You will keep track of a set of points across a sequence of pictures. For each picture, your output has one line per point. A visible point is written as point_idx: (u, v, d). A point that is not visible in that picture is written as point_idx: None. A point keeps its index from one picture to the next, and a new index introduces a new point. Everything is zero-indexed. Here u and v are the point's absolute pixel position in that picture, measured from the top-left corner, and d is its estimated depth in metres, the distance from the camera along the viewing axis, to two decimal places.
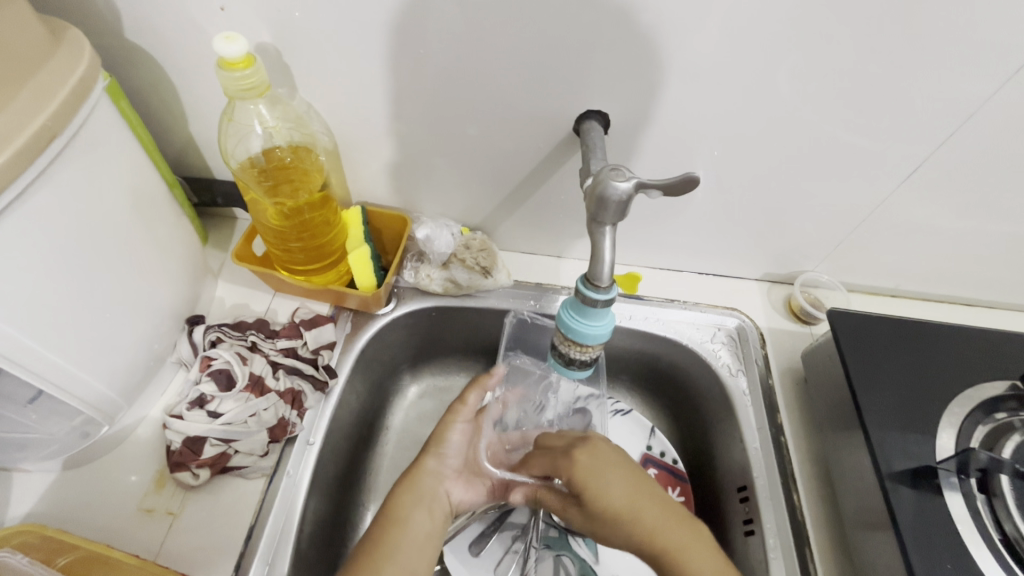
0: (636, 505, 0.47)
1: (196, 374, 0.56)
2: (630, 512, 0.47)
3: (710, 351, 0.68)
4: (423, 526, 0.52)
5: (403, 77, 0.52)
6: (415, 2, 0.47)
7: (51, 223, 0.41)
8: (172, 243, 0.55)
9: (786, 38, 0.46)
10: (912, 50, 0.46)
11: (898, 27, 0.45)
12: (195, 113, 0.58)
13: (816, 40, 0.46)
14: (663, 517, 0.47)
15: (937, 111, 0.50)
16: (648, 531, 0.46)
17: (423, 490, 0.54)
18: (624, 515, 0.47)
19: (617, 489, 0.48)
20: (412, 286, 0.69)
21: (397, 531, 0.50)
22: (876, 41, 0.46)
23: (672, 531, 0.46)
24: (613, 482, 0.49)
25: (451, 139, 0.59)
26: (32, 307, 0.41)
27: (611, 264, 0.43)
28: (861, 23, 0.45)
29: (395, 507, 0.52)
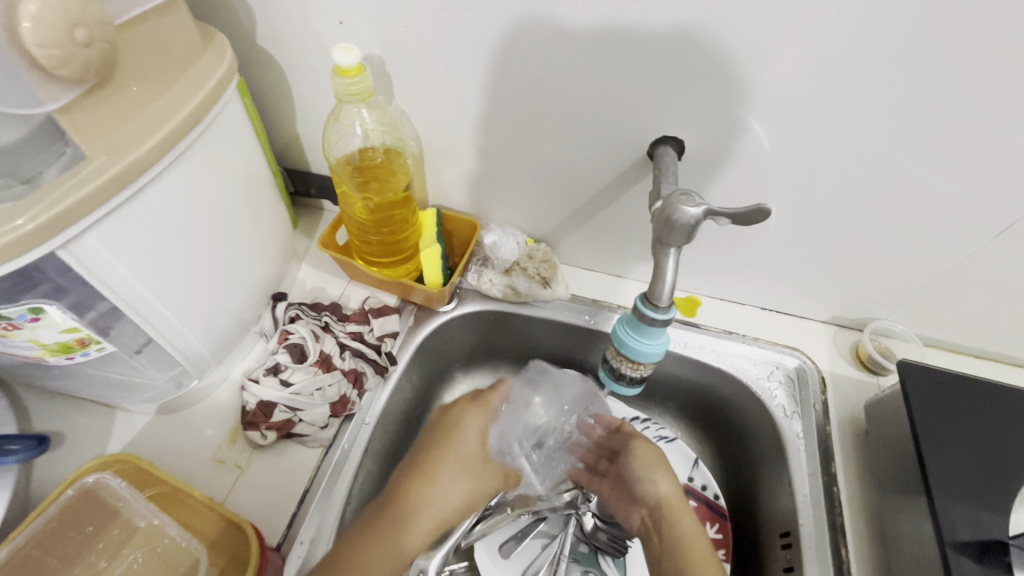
0: (674, 507, 0.55)
1: (275, 345, 0.62)
2: (670, 517, 0.55)
3: (766, 389, 0.67)
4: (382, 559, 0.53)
5: (491, 93, 0.56)
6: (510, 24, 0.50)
7: (179, 195, 0.47)
8: (270, 225, 0.62)
9: (880, 77, 0.46)
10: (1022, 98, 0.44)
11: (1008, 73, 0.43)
12: (302, 113, 0.64)
13: (912, 79, 0.45)
14: (676, 495, 0.57)
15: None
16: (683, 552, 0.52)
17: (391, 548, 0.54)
18: (670, 512, 0.55)
19: (661, 463, 0.59)
20: (474, 288, 0.72)
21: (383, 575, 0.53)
22: (981, 84, 0.44)
23: (685, 516, 0.55)
24: (654, 460, 0.60)
25: (527, 154, 0.62)
26: (155, 271, 0.47)
27: (673, 284, 0.44)
28: (967, 66, 0.43)
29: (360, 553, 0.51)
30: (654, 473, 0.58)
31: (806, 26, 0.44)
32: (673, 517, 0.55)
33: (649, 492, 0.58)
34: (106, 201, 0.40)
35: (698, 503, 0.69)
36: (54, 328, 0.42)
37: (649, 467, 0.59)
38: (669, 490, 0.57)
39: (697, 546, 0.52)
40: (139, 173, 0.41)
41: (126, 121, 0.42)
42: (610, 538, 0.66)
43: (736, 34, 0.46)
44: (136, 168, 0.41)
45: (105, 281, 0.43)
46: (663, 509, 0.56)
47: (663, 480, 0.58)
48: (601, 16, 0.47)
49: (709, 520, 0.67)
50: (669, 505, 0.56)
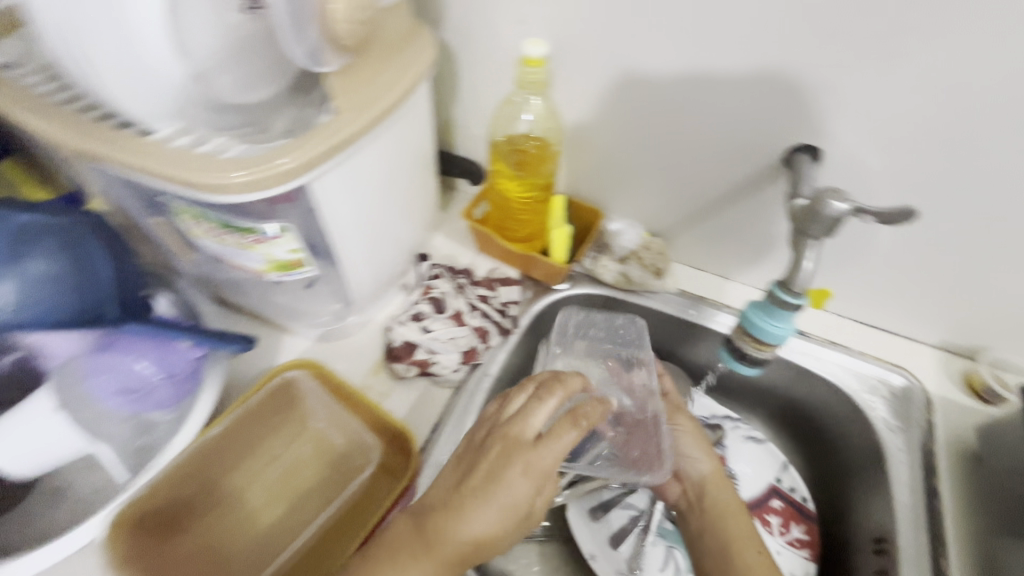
0: (710, 485, 0.64)
1: (417, 296, 0.71)
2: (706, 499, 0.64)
3: (867, 403, 0.68)
4: (482, 543, 0.44)
5: (640, 92, 0.63)
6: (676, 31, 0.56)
7: (378, 152, 0.55)
8: (426, 192, 0.71)
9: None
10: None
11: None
12: (463, 98, 0.73)
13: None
14: (716, 477, 0.65)
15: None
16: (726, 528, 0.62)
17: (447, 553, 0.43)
18: (707, 492, 0.64)
19: (701, 442, 0.66)
20: (586, 273, 0.78)
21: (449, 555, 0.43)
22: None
23: (721, 497, 0.63)
24: (699, 438, 0.66)
25: (664, 152, 0.67)
26: (354, 216, 0.56)
27: (811, 273, 0.49)
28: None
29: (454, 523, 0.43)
30: (698, 454, 0.66)
31: (968, 48, 0.47)
32: (712, 494, 0.64)
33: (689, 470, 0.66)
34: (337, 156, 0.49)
35: (784, 503, 0.71)
36: (284, 246, 0.51)
37: (692, 449, 0.66)
38: (710, 470, 0.65)
39: (733, 523, 0.62)
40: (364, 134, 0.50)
41: (361, 88, 0.50)
42: None
43: (893, 49, 0.50)
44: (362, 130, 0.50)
45: (326, 218, 0.53)
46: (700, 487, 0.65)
47: (705, 460, 0.65)
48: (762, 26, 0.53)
49: (795, 520, 0.70)
50: (710, 487, 0.64)
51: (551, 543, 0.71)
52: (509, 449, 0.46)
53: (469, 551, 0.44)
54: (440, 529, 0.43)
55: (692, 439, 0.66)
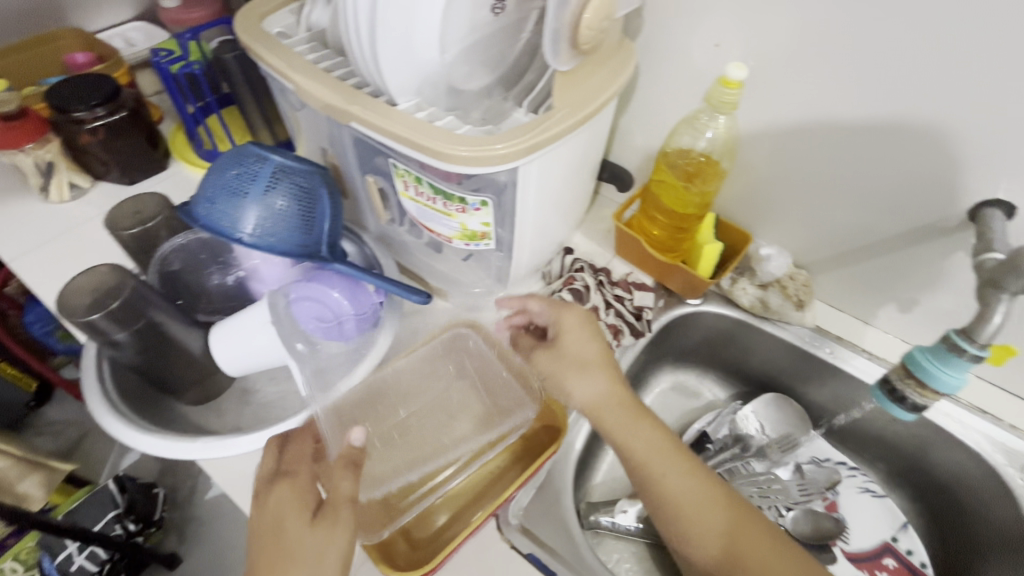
0: (644, 465, 0.53)
1: (559, 285, 0.76)
2: (657, 495, 0.52)
3: (1014, 480, 0.65)
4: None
5: (822, 127, 0.63)
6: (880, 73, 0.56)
7: (573, 149, 0.60)
8: (585, 190, 0.76)
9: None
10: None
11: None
12: (632, 109, 0.77)
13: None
14: (644, 447, 0.54)
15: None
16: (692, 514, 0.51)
17: None
18: (642, 469, 0.53)
19: (580, 372, 0.56)
20: (719, 292, 0.80)
21: None
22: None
23: (681, 491, 0.52)
24: (572, 361, 0.57)
25: (832, 188, 0.67)
26: (535, 204, 0.62)
27: (996, 327, 0.48)
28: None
29: None
30: (590, 377, 0.56)
31: None
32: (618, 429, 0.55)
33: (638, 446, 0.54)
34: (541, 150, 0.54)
35: (896, 562, 0.70)
36: (477, 219, 0.58)
37: (613, 425, 0.55)
38: (642, 436, 0.54)
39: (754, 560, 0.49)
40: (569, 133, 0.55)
41: (571, 92, 0.55)
42: None
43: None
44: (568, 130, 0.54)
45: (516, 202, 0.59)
46: (592, 410, 0.56)
47: (590, 385, 0.56)
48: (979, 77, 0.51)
49: None
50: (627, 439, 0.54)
51: (645, 545, 0.73)
52: (272, 521, 0.48)
53: None
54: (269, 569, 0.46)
55: (603, 408, 0.55)
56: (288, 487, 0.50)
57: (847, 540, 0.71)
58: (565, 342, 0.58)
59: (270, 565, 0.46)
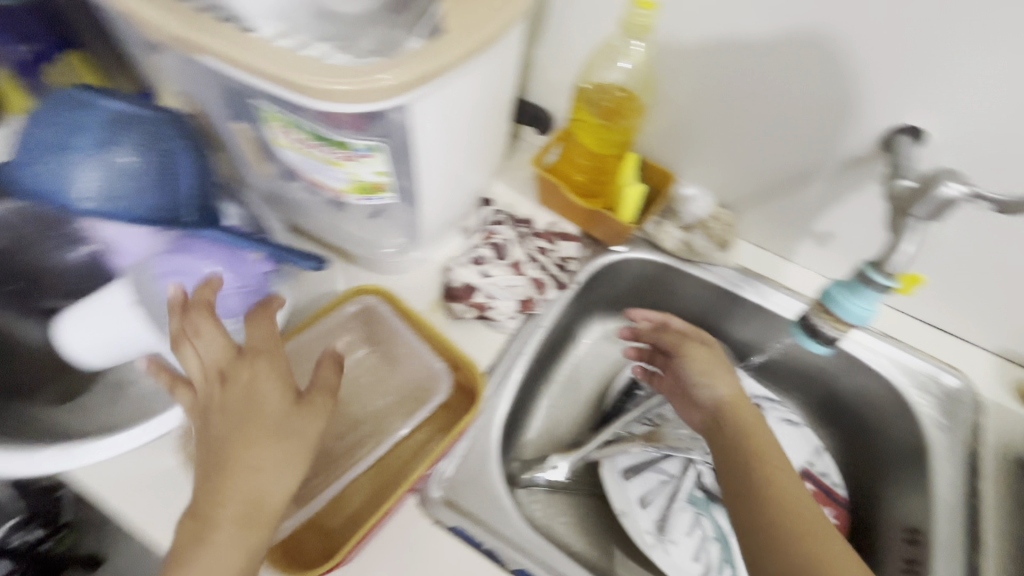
0: (758, 451, 0.53)
1: (477, 241, 0.70)
2: (762, 474, 0.51)
3: (915, 399, 0.68)
4: (278, 479, 0.42)
5: (745, 50, 0.59)
6: None
7: (475, 86, 0.53)
8: (499, 134, 0.69)
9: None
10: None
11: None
12: (544, 42, 0.70)
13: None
14: (773, 446, 0.54)
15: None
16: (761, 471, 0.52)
17: (236, 476, 0.41)
18: (755, 449, 0.53)
19: (726, 383, 0.59)
20: (645, 238, 0.77)
21: (227, 506, 0.41)
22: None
23: (782, 474, 0.52)
24: (699, 359, 0.62)
25: (749, 121, 0.65)
26: (440, 148, 0.55)
27: (910, 259, 0.47)
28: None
29: (220, 501, 0.41)
30: (714, 379, 0.60)
31: None
32: (738, 412, 0.57)
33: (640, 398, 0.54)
34: (436, 80, 0.47)
35: (816, 487, 0.71)
36: (370, 168, 0.50)
37: (749, 428, 0.55)
38: (755, 423, 0.56)
39: (813, 523, 0.48)
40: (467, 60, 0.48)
41: (467, 14, 0.48)
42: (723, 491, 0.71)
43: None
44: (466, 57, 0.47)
45: (415, 142, 0.51)
46: (721, 407, 0.57)
47: (720, 385, 0.59)
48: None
49: (826, 504, 0.70)
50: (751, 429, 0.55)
51: (579, 496, 0.73)
52: (247, 389, 0.45)
53: (250, 489, 0.41)
54: (223, 460, 0.42)
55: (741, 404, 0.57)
56: (260, 362, 0.46)
57: None
58: (706, 352, 0.63)
59: (221, 444, 0.43)
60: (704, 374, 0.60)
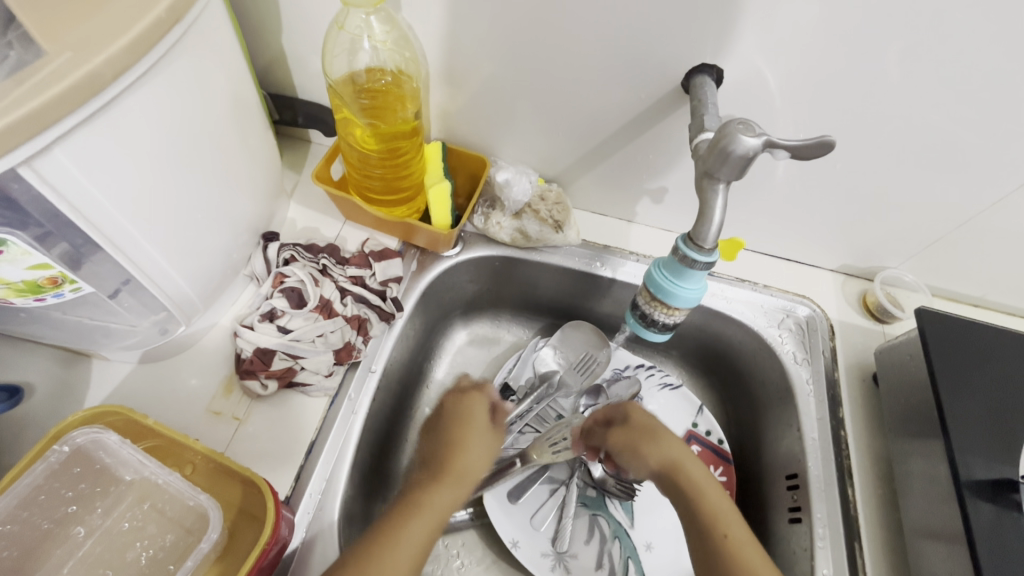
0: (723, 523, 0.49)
1: (268, 289, 0.56)
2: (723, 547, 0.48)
3: (775, 338, 0.66)
4: None
5: (510, 1, 0.49)
6: None
7: (160, 113, 0.39)
8: (259, 156, 0.55)
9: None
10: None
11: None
12: (289, 27, 0.56)
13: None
14: (726, 510, 0.51)
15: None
16: (703, 505, 0.51)
17: None
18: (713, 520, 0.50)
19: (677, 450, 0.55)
20: (478, 232, 0.68)
21: None
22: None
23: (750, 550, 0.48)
24: (660, 432, 0.56)
25: (544, 83, 0.56)
26: (139, 204, 0.40)
27: (719, 225, 0.41)
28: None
29: None
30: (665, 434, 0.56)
31: None
32: (693, 475, 0.53)
33: (474, 466, 0.54)
34: (57, 122, 0.32)
35: (703, 448, 0.68)
36: (20, 264, 0.35)
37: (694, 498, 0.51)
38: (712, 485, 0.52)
39: None
40: (108, 82, 0.33)
41: (87, 21, 0.34)
42: (617, 483, 0.66)
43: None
44: (104, 75, 0.33)
45: (79, 211, 0.36)
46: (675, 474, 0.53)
47: (672, 438, 0.56)
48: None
49: (715, 465, 0.67)
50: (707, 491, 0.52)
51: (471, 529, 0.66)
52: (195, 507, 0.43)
53: None
54: None
55: (684, 466, 0.53)
56: (190, 452, 0.44)
57: None
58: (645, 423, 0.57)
59: None
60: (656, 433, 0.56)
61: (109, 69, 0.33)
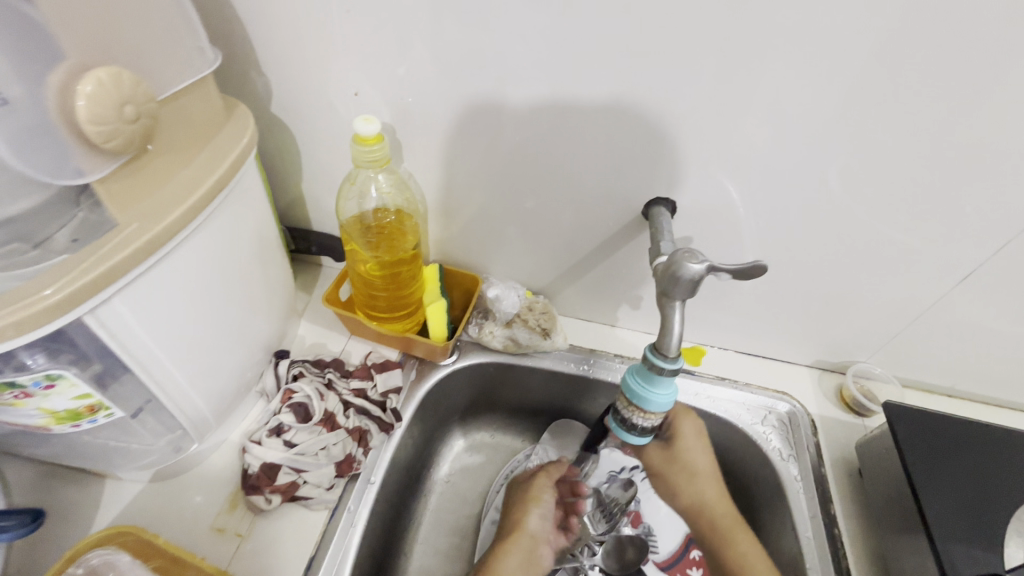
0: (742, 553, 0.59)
1: (277, 405, 0.60)
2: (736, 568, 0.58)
3: (760, 434, 0.69)
4: None
5: (494, 153, 0.59)
6: (501, 94, 0.54)
7: (201, 259, 0.46)
8: (276, 284, 0.62)
9: (855, 140, 0.50)
10: (982, 158, 0.49)
11: (972, 134, 0.47)
12: (309, 175, 0.67)
13: (883, 142, 0.50)
14: (754, 549, 0.59)
15: (1004, 214, 0.52)
16: (729, 543, 0.60)
17: None
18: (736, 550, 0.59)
19: (712, 488, 0.63)
20: (473, 341, 0.73)
21: None
22: (942, 148, 0.49)
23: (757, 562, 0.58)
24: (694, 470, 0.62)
25: (526, 214, 0.65)
26: (174, 335, 0.46)
27: (679, 335, 0.47)
28: (930, 130, 0.48)
29: None
30: (697, 475, 0.63)
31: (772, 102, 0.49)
32: (712, 508, 0.62)
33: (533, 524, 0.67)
34: (125, 276, 0.39)
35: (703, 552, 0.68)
36: (66, 395, 0.40)
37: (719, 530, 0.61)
38: (746, 538, 0.59)
39: None
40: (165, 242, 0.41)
41: (152, 194, 0.42)
42: None
43: (726, 100, 0.50)
44: (164, 237, 0.41)
45: (124, 345, 0.42)
46: (702, 507, 0.62)
47: (708, 484, 0.63)
48: (588, 85, 0.51)
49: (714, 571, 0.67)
50: (710, 506, 0.62)
51: None
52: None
53: None
54: None
55: (715, 507, 0.62)
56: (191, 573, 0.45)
57: (656, 549, 0.69)
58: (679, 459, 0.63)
59: None
60: (686, 476, 0.63)
61: (169, 232, 0.41)
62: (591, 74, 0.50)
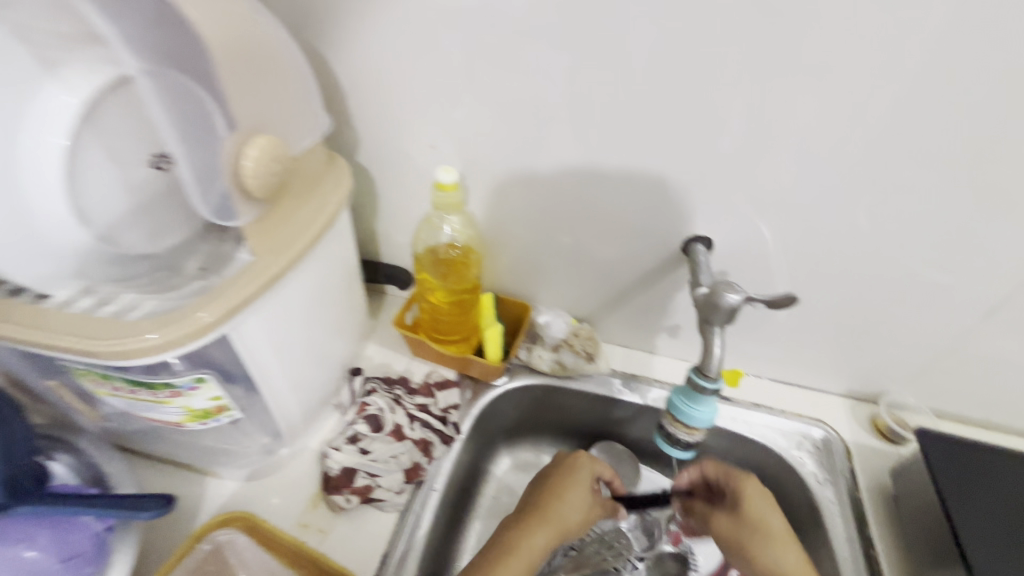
0: None
1: (352, 416, 0.68)
2: None
3: (795, 458, 0.73)
4: None
5: (549, 195, 0.68)
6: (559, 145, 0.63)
7: (307, 285, 0.55)
8: (355, 308, 0.71)
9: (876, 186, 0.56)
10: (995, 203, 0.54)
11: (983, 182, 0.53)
12: (383, 213, 0.76)
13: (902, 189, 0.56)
14: None
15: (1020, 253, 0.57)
16: None
17: None
18: None
19: (792, 556, 0.58)
20: (523, 364, 0.79)
21: None
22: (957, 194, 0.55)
23: None
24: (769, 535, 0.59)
25: (575, 249, 0.73)
26: (284, 349, 0.54)
27: (720, 357, 0.53)
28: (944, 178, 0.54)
29: None
30: (778, 543, 0.58)
31: (799, 153, 0.56)
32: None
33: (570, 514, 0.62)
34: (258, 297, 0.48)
35: None
36: (204, 395, 0.49)
37: None
38: None
39: None
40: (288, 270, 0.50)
41: (279, 229, 0.51)
42: None
43: (758, 152, 0.57)
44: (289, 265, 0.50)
45: (250, 355, 0.50)
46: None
47: (791, 551, 0.58)
48: (636, 138, 0.59)
49: None
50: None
51: None
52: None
53: None
54: None
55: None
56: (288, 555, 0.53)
57: (696, 568, 0.73)
58: (751, 520, 0.60)
59: None
60: (765, 542, 0.58)
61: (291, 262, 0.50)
62: (639, 130, 0.58)
